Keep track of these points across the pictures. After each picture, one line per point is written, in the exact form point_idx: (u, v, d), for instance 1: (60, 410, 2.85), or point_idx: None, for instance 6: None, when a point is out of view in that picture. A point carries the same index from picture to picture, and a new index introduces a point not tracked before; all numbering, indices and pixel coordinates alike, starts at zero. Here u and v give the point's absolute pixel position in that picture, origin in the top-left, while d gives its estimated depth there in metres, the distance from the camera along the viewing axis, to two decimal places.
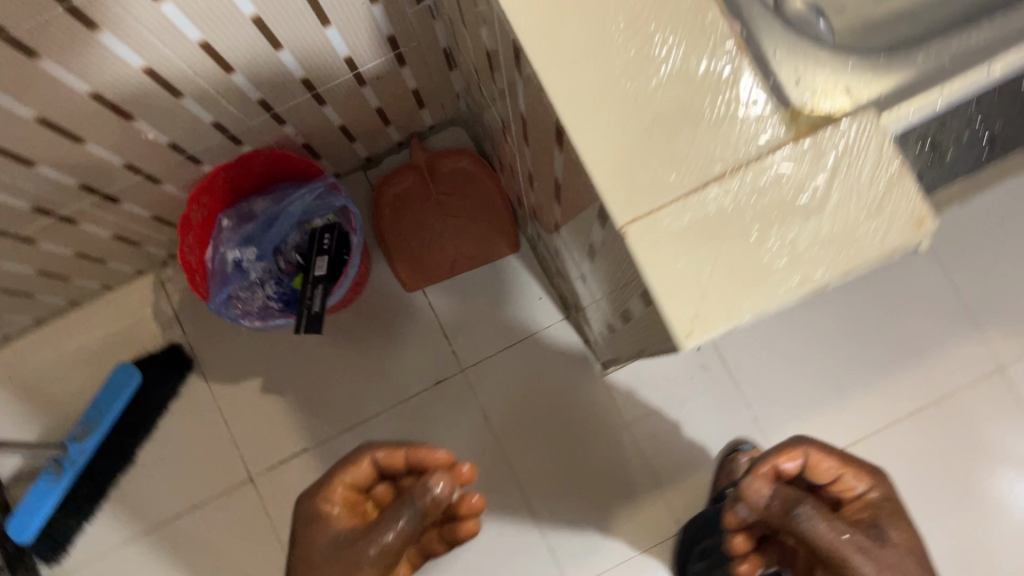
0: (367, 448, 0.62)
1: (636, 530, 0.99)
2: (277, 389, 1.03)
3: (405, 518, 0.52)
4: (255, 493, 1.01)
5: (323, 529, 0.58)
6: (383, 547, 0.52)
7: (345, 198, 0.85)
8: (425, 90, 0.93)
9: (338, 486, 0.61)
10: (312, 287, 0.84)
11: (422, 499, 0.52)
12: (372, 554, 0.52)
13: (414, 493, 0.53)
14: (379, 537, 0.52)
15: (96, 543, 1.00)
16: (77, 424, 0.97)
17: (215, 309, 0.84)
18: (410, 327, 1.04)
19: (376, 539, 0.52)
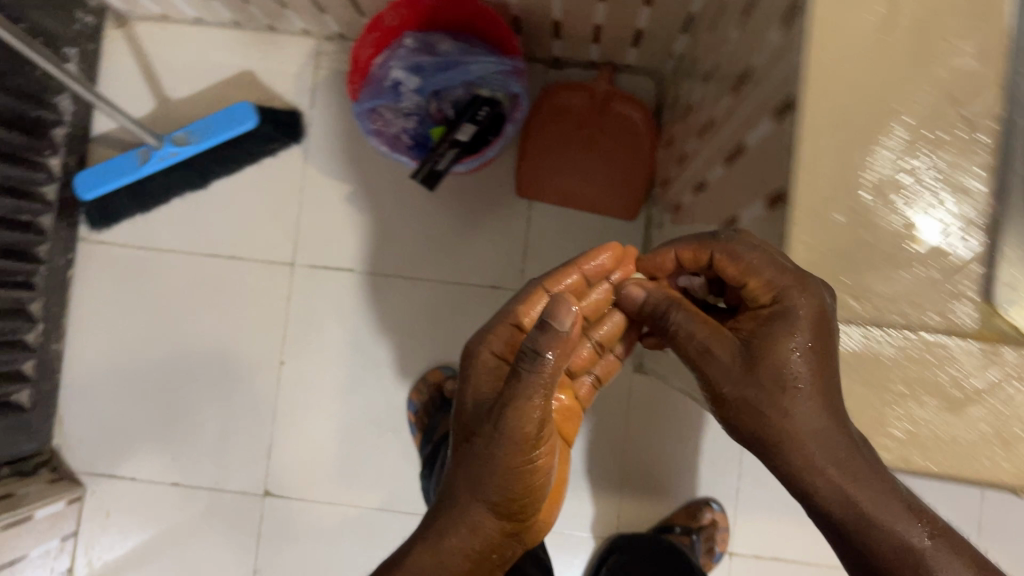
0: (506, 311, 0.61)
1: (579, 512, 1.02)
2: (359, 203, 1.05)
3: (540, 375, 0.51)
4: (290, 276, 1.05)
5: (476, 387, 0.60)
6: (533, 413, 0.53)
7: (521, 89, 0.84)
8: (649, 33, 0.91)
9: (483, 354, 0.61)
10: (447, 146, 0.84)
11: (549, 333, 0.47)
12: (537, 419, 0.53)
13: (534, 330, 0.48)
14: (515, 399, 0.52)
15: (140, 233, 1.06)
16: (183, 129, 0.98)
17: (355, 112, 0.84)
18: (501, 225, 1.04)
19: (527, 416, 0.53)
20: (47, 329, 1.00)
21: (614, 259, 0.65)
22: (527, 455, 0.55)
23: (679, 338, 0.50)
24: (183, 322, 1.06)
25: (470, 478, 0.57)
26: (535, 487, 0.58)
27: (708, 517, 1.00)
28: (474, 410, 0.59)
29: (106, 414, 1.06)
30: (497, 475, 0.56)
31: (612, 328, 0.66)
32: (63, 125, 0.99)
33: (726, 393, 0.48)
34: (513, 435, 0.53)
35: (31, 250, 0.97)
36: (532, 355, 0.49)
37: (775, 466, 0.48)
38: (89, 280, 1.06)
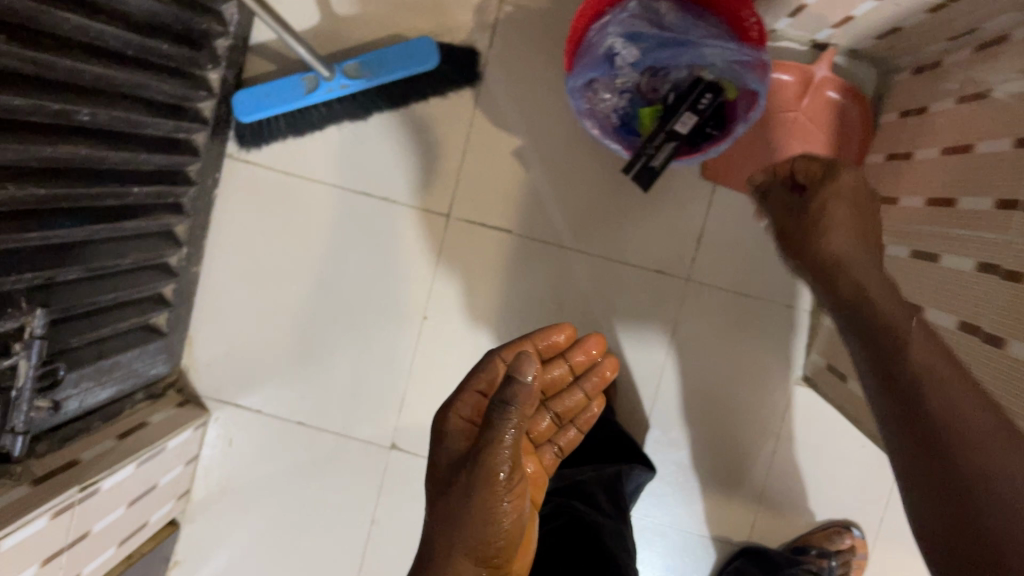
0: (475, 373, 0.55)
1: (710, 515, 0.99)
2: (528, 160, 0.96)
3: (510, 422, 0.45)
4: (443, 228, 0.98)
5: (448, 448, 0.53)
6: (501, 456, 0.46)
7: (760, 86, 0.73)
8: (905, 31, 0.79)
9: (452, 417, 0.53)
10: (663, 138, 0.77)
11: (516, 386, 0.45)
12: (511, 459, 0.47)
13: (505, 384, 0.45)
14: (492, 445, 0.46)
15: (289, 160, 0.99)
16: (354, 59, 0.89)
17: (568, 89, 0.76)
18: (678, 206, 0.96)
19: (499, 465, 0.47)
20: (190, 252, 0.95)
21: (597, 347, 0.70)
22: (499, 496, 0.48)
23: (797, 219, 0.67)
24: (322, 257, 1.00)
25: (443, 517, 0.50)
26: (502, 543, 0.50)
27: (848, 542, 0.95)
28: (455, 470, 0.51)
29: (236, 343, 1.02)
30: (467, 522, 0.49)
31: (573, 402, 0.70)
32: (226, 37, 0.90)
33: (824, 234, 0.63)
34: (485, 475, 0.47)
35: (183, 171, 0.90)
36: (500, 409, 0.45)
37: (836, 290, 0.60)
38: (229, 202, 0.99)
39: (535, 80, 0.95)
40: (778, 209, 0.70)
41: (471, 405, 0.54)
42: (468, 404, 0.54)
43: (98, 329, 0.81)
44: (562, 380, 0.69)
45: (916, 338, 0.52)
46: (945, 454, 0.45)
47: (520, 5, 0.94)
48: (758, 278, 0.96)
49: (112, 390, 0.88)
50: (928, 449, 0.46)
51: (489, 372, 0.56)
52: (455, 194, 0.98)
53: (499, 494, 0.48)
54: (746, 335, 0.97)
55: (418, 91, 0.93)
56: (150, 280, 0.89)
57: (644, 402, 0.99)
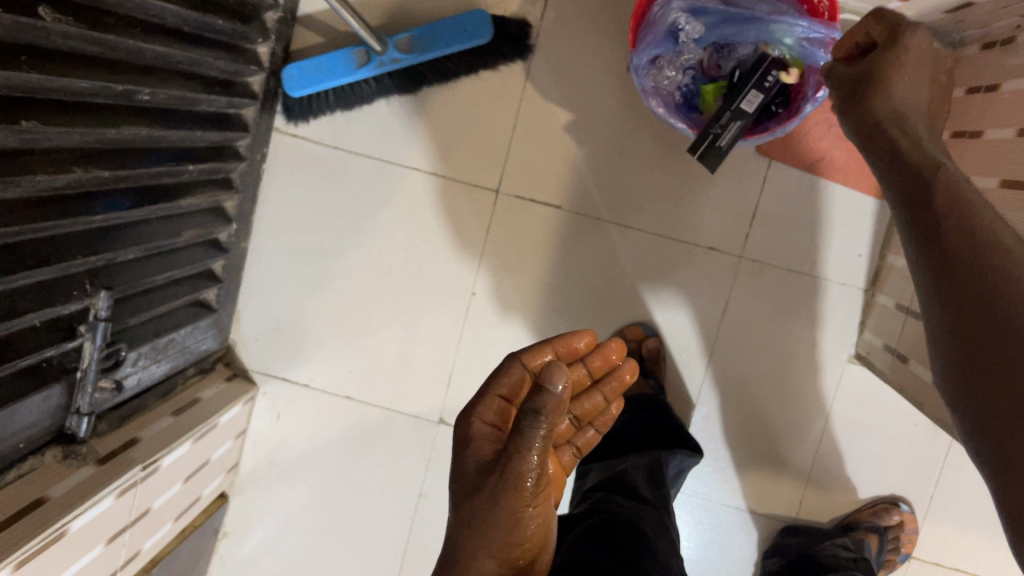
0: (495, 379, 0.55)
1: (759, 492, 0.99)
2: (579, 135, 0.95)
3: (539, 431, 0.45)
4: (492, 203, 0.97)
5: (475, 451, 0.53)
6: (530, 464, 0.46)
7: None
8: (976, 5, 0.77)
9: (475, 422, 0.53)
10: (730, 116, 0.75)
11: (548, 397, 0.45)
12: (538, 467, 0.47)
13: (536, 393, 0.46)
14: (518, 451, 0.46)
15: (337, 134, 0.97)
16: (406, 32, 0.88)
17: (632, 67, 0.75)
18: (732, 182, 0.94)
19: (527, 471, 0.47)
20: (239, 228, 0.94)
21: (616, 352, 0.67)
22: (526, 502, 0.48)
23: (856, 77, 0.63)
24: (369, 232, 0.99)
25: (471, 522, 0.50)
26: (529, 541, 0.51)
27: (896, 518, 0.95)
28: (482, 476, 0.50)
29: (283, 318, 1.01)
30: (496, 525, 0.49)
31: (591, 405, 0.69)
32: (275, 9, 0.88)
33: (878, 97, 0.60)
34: (513, 482, 0.47)
35: (233, 147, 0.89)
36: (531, 417, 0.45)
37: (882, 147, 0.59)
38: (276, 177, 0.98)
39: (588, 54, 0.93)
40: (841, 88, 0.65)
41: (494, 412, 0.54)
42: (490, 411, 0.54)
43: (156, 307, 0.80)
44: (583, 384, 0.68)
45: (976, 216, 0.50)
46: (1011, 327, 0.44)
47: None
48: (811, 256, 0.95)
49: (167, 367, 0.88)
50: (983, 315, 0.46)
51: (511, 378, 0.55)
52: (504, 169, 0.97)
53: (527, 499, 0.48)
54: (797, 313, 0.96)
55: (469, 64, 0.92)
56: (201, 256, 0.88)
57: (694, 380, 0.98)
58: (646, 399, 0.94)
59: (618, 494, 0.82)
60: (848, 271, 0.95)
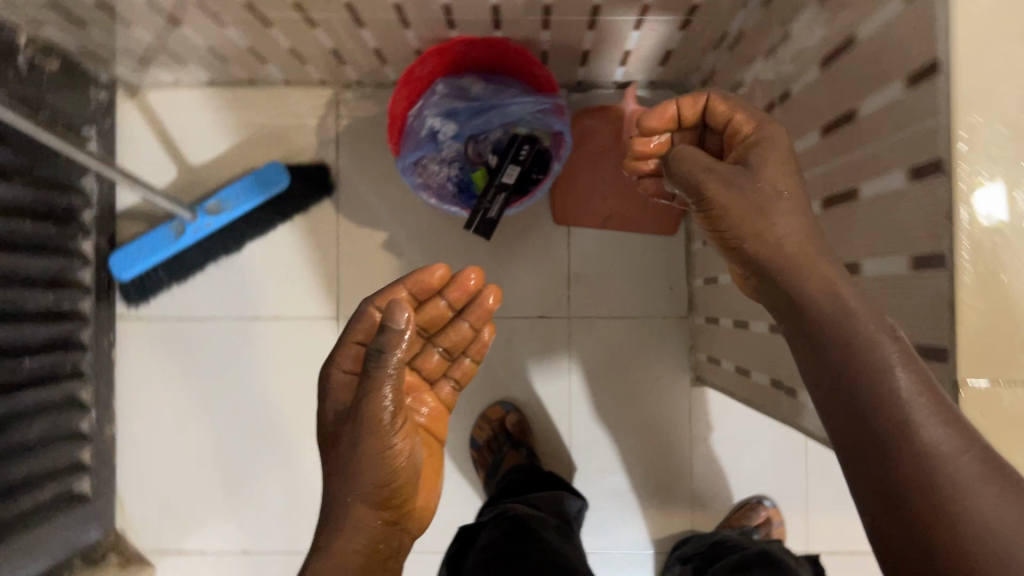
0: (349, 329, 0.58)
1: (652, 528, 1.03)
2: (397, 249, 1.04)
3: (391, 364, 0.47)
4: (335, 330, 1.04)
5: (333, 399, 0.57)
6: (383, 396, 0.48)
7: (564, 125, 0.83)
8: (679, 53, 0.91)
9: (333, 369, 0.58)
10: (495, 191, 0.85)
11: (391, 332, 0.45)
12: (392, 411, 0.50)
13: (376, 339, 0.49)
14: (369, 396, 0.49)
15: (177, 305, 1.04)
16: (213, 197, 0.96)
17: (400, 170, 0.84)
18: (541, 254, 1.04)
19: (382, 400, 0.48)
20: (101, 413, 0.99)
21: (475, 278, 0.68)
22: (388, 438, 0.51)
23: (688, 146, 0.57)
24: (228, 388, 1.05)
25: (338, 486, 0.52)
26: (404, 474, 0.54)
27: (762, 515, 1.00)
28: (342, 428, 0.54)
29: (165, 491, 1.04)
30: (359, 469, 0.51)
31: (460, 336, 0.70)
32: (90, 207, 0.96)
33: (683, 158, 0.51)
34: (372, 422, 0.49)
35: (75, 338, 0.95)
36: (376, 356, 0.46)
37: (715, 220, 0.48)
38: (130, 358, 1.04)
39: (385, 177, 1.04)
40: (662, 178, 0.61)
41: (352, 355, 0.58)
42: (347, 359, 0.58)
43: (19, 501, 0.83)
44: (445, 318, 0.69)
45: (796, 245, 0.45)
46: (913, 469, 0.37)
47: (354, 117, 1.03)
48: (629, 301, 1.04)
49: (49, 562, 0.89)
50: (857, 434, 0.39)
51: (363, 323, 0.58)
52: (338, 295, 1.04)
53: (388, 438, 0.51)
54: (634, 354, 1.04)
55: (280, 212, 1.01)
56: (64, 447, 0.92)
57: (562, 440, 1.04)
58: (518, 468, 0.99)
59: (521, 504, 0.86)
60: (663, 304, 1.04)
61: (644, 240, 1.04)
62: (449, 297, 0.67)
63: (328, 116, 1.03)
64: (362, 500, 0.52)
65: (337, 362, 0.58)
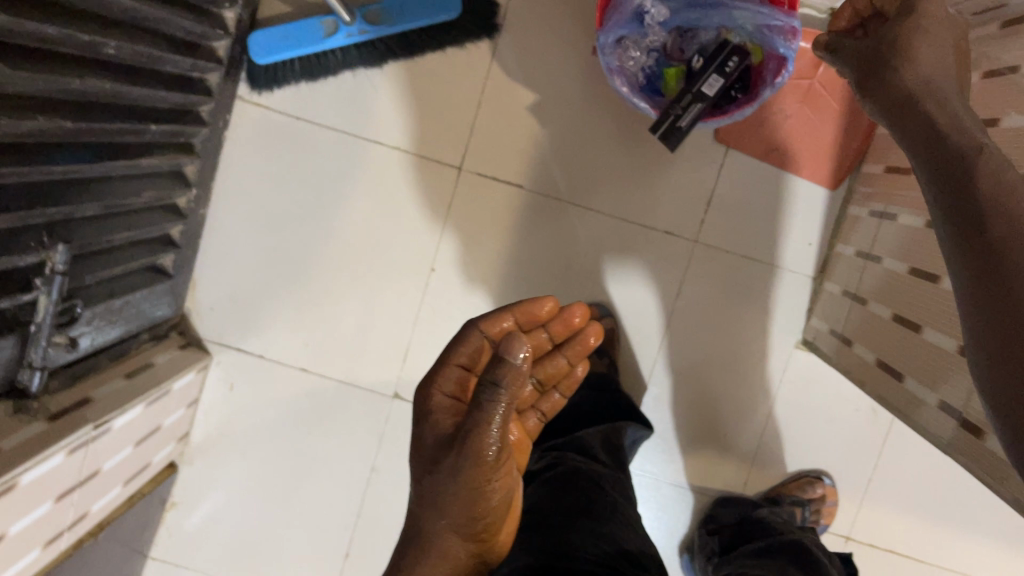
0: (448, 353, 0.56)
1: (705, 471, 1.01)
2: (543, 116, 0.96)
3: (501, 405, 0.47)
4: (454, 180, 0.98)
5: (433, 424, 0.53)
6: (489, 439, 0.47)
7: (789, 51, 0.73)
8: None
9: (434, 394, 0.54)
10: (690, 99, 0.78)
11: (508, 366, 0.47)
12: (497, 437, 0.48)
13: (496, 365, 0.47)
14: (474, 427, 0.48)
15: (301, 105, 0.97)
16: (374, 4, 0.88)
17: (598, 47, 0.77)
18: (689, 168, 0.97)
19: (488, 442, 0.48)
20: (199, 195, 0.94)
21: (580, 316, 0.67)
22: (487, 476, 0.50)
23: (870, 52, 0.58)
24: (329, 205, 0.99)
25: (428, 494, 0.52)
26: (495, 505, 0.53)
27: (819, 491, 0.97)
28: (443, 453, 0.51)
29: (240, 287, 1.01)
30: (451, 498, 0.51)
31: (556, 369, 0.70)
32: None
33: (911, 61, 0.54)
34: (473, 460, 0.48)
35: (195, 111, 0.89)
36: (490, 389, 0.47)
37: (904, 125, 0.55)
38: (237, 145, 0.98)
39: (553, 36, 0.95)
40: (854, 64, 0.60)
41: (455, 380, 0.55)
42: (452, 378, 0.55)
43: (112, 267, 0.79)
44: (546, 351, 0.68)
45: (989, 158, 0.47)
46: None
47: None
48: (761, 243, 0.98)
49: (121, 330, 0.87)
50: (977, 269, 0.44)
51: (470, 346, 0.56)
52: (467, 145, 0.97)
53: (490, 473, 0.50)
54: (747, 299, 0.99)
55: (435, 40, 0.93)
56: (160, 220, 0.87)
57: (646, 361, 1.00)
58: (599, 377, 0.96)
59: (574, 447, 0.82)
60: (795, 259, 0.98)
61: (799, 187, 0.96)
62: (551, 331, 0.66)
63: None
64: (453, 527, 0.52)
65: (437, 397, 0.54)
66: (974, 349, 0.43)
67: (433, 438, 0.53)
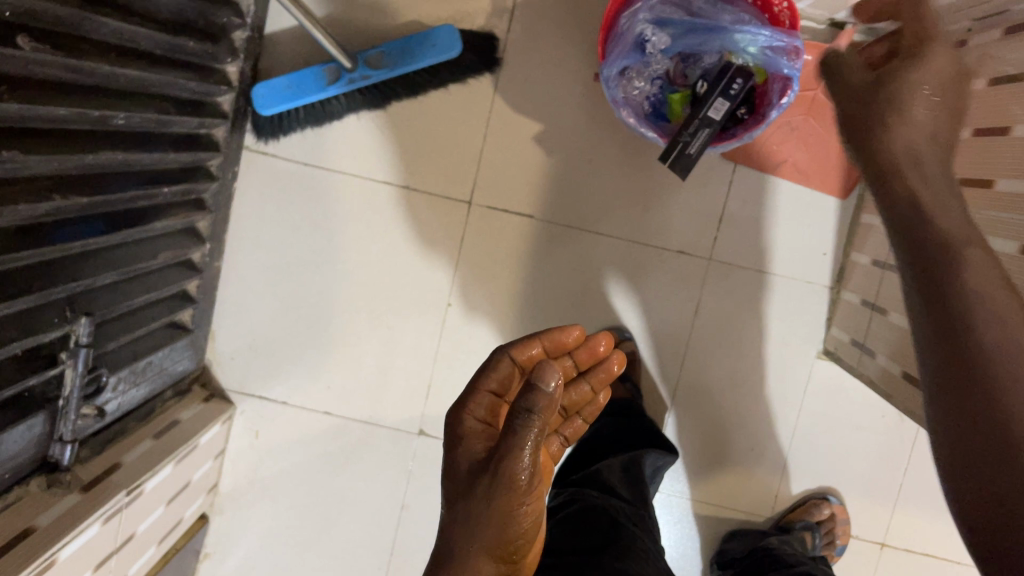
0: (478, 382, 0.56)
1: (734, 487, 1.01)
2: (549, 146, 0.96)
3: (534, 430, 0.46)
4: (465, 213, 0.98)
5: (467, 448, 0.52)
6: (522, 461, 0.47)
7: (795, 70, 0.74)
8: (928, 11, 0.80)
9: (466, 417, 0.54)
10: (697, 124, 0.77)
11: (541, 393, 0.46)
12: (528, 461, 0.47)
13: (527, 391, 0.46)
14: (511, 444, 0.47)
15: (308, 150, 0.98)
16: (375, 48, 0.88)
17: (603, 80, 0.76)
18: (697, 187, 0.96)
19: (520, 464, 0.47)
20: (213, 248, 0.94)
21: (604, 345, 0.67)
22: (519, 500, 0.48)
23: (862, 90, 0.58)
24: (342, 248, 1.00)
25: (460, 518, 0.49)
26: (525, 535, 0.50)
27: (826, 512, 0.98)
28: (476, 477, 0.50)
29: (259, 335, 1.01)
30: (481, 522, 0.48)
31: (579, 396, 0.69)
32: (243, 28, 0.88)
33: (890, 130, 0.55)
34: (507, 481, 0.47)
35: (205, 167, 0.89)
36: (525, 415, 0.46)
37: (886, 186, 0.54)
38: (248, 195, 0.98)
39: (554, 66, 0.95)
40: (838, 94, 0.60)
41: (484, 410, 0.55)
42: (481, 408, 0.55)
43: (132, 330, 0.80)
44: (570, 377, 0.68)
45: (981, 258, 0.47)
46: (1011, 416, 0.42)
47: None
48: (775, 257, 0.98)
49: (145, 390, 0.87)
50: (969, 381, 0.44)
51: (499, 372, 0.57)
52: (475, 179, 0.98)
53: (524, 493, 0.48)
54: (766, 314, 0.99)
55: (438, 78, 0.93)
56: (177, 278, 0.88)
57: (668, 381, 1.00)
58: (622, 402, 0.96)
59: (590, 485, 0.81)
60: (810, 270, 0.98)
61: (809, 199, 0.96)
62: (577, 358, 0.67)
63: None
64: (484, 559, 0.48)
65: (470, 421, 0.54)
66: (945, 469, 0.44)
67: (464, 466, 0.51)
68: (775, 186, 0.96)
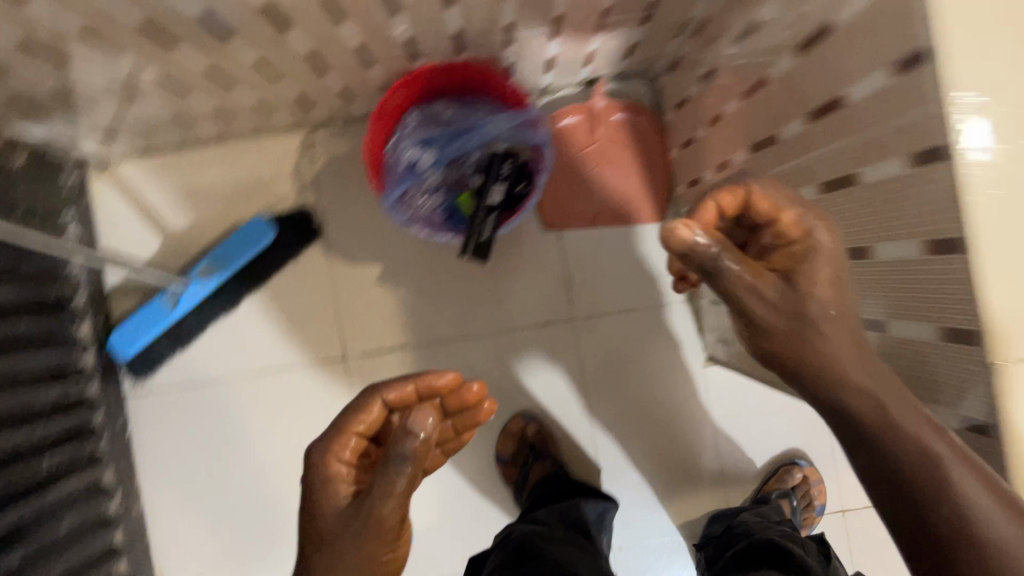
0: (348, 420, 0.57)
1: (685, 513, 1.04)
2: (393, 281, 1.04)
3: (400, 479, 0.51)
4: (343, 371, 1.04)
5: (332, 493, 0.54)
6: (388, 497, 0.51)
7: (544, 137, 0.84)
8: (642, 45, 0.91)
9: (333, 462, 0.56)
10: (484, 211, 0.85)
11: (408, 446, 0.51)
12: (395, 502, 0.51)
13: (398, 443, 0.51)
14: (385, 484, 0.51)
15: (182, 373, 1.03)
16: (203, 260, 0.95)
17: (386, 207, 0.84)
18: (535, 264, 1.04)
19: (389, 499, 0.51)
20: (125, 495, 0.98)
21: (475, 391, 0.57)
22: (386, 547, 0.52)
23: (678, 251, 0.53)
24: (246, 448, 1.04)
25: (321, 562, 0.52)
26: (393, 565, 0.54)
27: (799, 475, 1.02)
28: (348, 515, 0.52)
29: (199, 561, 1.03)
30: (345, 562, 0.51)
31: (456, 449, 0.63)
32: (81, 292, 0.95)
33: (823, 348, 0.52)
34: (377, 522, 0.51)
35: (88, 425, 0.94)
36: (399, 461, 0.51)
37: (808, 373, 0.53)
38: (143, 435, 1.02)
39: (369, 214, 1.03)
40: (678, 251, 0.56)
41: (352, 450, 0.57)
42: (352, 447, 0.57)
43: None
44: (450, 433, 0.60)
45: (845, 353, 0.52)
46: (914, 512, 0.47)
47: (328, 159, 1.03)
48: (628, 294, 1.05)
49: None
50: (895, 493, 0.49)
51: (369, 415, 0.57)
52: (341, 337, 1.04)
53: (384, 537, 0.51)
54: (642, 347, 1.05)
55: (270, 264, 1.00)
56: (94, 536, 0.91)
57: (585, 442, 1.04)
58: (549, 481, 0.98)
59: (518, 524, 0.87)
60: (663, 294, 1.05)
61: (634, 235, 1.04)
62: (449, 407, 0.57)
63: (304, 163, 1.03)
64: None
65: (334, 465, 0.56)
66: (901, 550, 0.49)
67: (325, 518, 0.53)
68: (600, 236, 1.04)
